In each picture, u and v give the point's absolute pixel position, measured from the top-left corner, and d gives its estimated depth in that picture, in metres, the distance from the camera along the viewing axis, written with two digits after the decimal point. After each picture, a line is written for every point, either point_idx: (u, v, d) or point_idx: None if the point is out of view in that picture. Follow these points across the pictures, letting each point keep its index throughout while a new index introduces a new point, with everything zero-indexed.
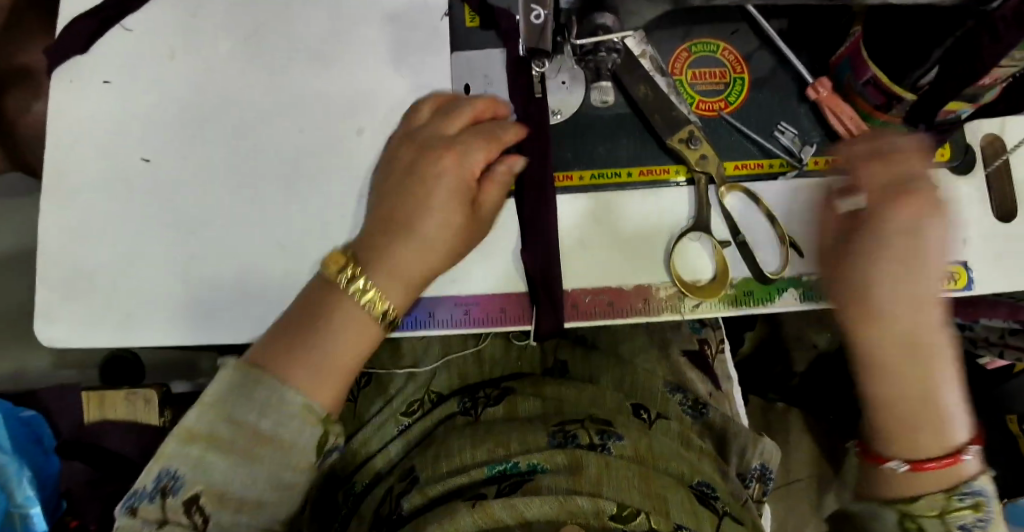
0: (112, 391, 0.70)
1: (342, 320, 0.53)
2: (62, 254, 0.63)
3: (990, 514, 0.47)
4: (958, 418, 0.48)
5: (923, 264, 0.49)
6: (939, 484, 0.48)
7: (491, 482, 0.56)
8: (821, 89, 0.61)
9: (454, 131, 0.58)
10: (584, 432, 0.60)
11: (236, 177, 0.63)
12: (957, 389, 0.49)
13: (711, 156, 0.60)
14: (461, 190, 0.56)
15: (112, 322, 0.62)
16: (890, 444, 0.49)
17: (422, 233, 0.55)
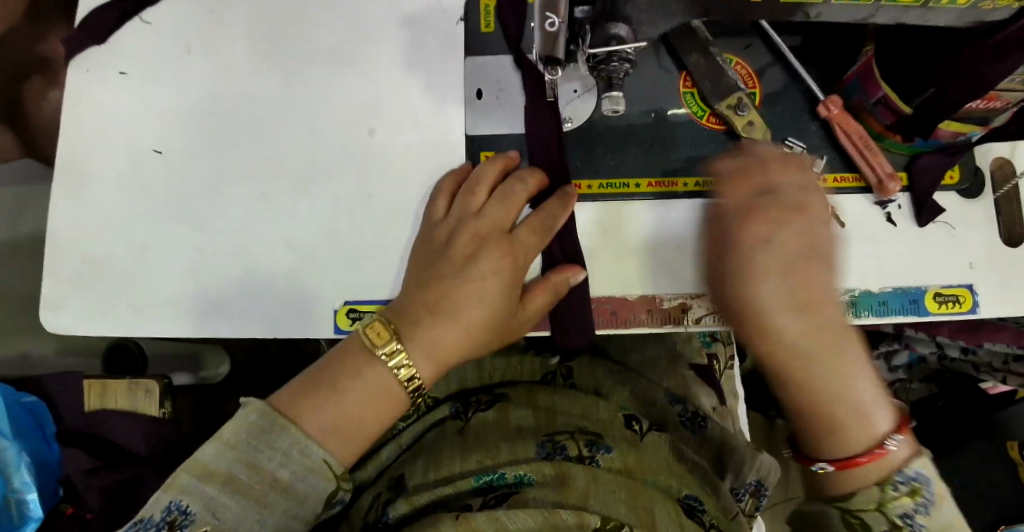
0: (113, 381, 0.72)
1: (379, 390, 0.52)
2: (72, 242, 0.63)
3: (931, 498, 0.45)
4: (875, 410, 0.49)
5: (809, 272, 0.51)
6: (874, 477, 0.47)
7: (479, 493, 0.56)
8: (832, 106, 0.61)
9: (508, 212, 0.57)
10: (573, 444, 0.61)
11: (247, 173, 0.63)
12: (868, 380, 0.50)
13: (758, 124, 0.60)
14: (509, 285, 0.56)
15: (119, 312, 0.62)
16: (823, 446, 0.50)
17: (465, 325, 0.55)
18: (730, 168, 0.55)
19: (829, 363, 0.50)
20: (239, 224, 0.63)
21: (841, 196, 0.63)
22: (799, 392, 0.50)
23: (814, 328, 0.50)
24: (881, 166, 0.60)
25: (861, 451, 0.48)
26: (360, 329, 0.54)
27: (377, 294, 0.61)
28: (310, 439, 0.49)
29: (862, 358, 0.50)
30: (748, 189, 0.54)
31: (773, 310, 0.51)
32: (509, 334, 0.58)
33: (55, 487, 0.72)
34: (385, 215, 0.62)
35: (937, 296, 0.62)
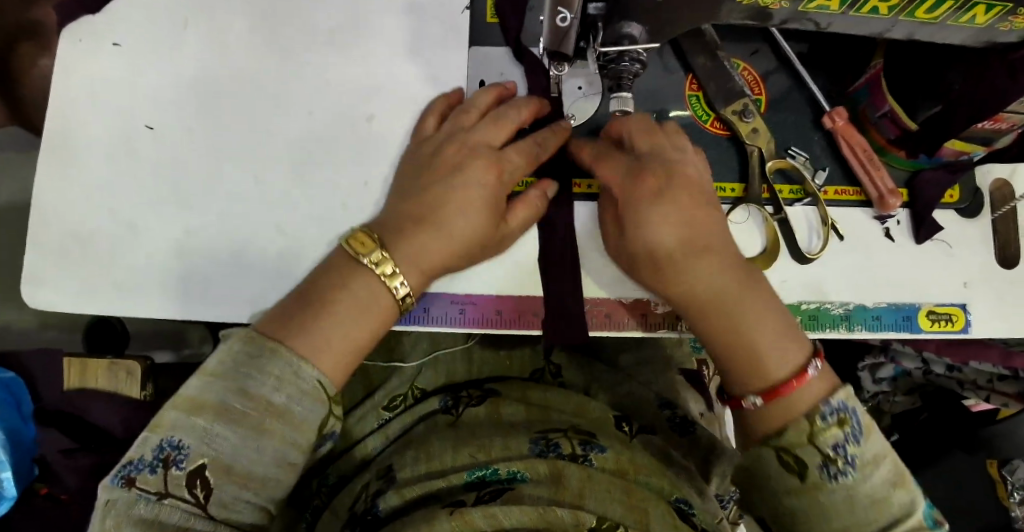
0: (94, 360, 0.69)
1: (361, 302, 0.50)
2: (59, 218, 0.62)
3: (859, 429, 0.47)
4: (784, 339, 0.51)
5: (690, 217, 0.52)
6: (796, 410, 0.48)
7: (471, 489, 0.55)
8: (837, 118, 0.61)
9: (503, 125, 0.56)
10: (566, 442, 0.60)
11: (241, 152, 0.62)
12: (773, 316, 0.51)
13: (762, 131, 0.60)
14: (498, 194, 0.54)
15: (102, 289, 0.61)
16: (747, 382, 0.51)
17: (452, 231, 0.53)
18: (595, 154, 0.56)
19: (747, 304, 0.51)
20: (231, 207, 0.61)
21: (841, 209, 0.62)
22: (725, 337, 0.52)
23: (712, 270, 0.52)
24: (881, 182, 0.60)
25: (781, 382, 0.49)
26: (343, 240, 0.52)
27: None
28: (298, 358, 0.47)
29: (771, 301, 0.52)
30: (619, 166, 0.54)
31: (683, 255, 0.52)
32: (492, 250, 0.56)
33: (31, 464, 0.71)
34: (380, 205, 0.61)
35: (930, 313, 0.62)
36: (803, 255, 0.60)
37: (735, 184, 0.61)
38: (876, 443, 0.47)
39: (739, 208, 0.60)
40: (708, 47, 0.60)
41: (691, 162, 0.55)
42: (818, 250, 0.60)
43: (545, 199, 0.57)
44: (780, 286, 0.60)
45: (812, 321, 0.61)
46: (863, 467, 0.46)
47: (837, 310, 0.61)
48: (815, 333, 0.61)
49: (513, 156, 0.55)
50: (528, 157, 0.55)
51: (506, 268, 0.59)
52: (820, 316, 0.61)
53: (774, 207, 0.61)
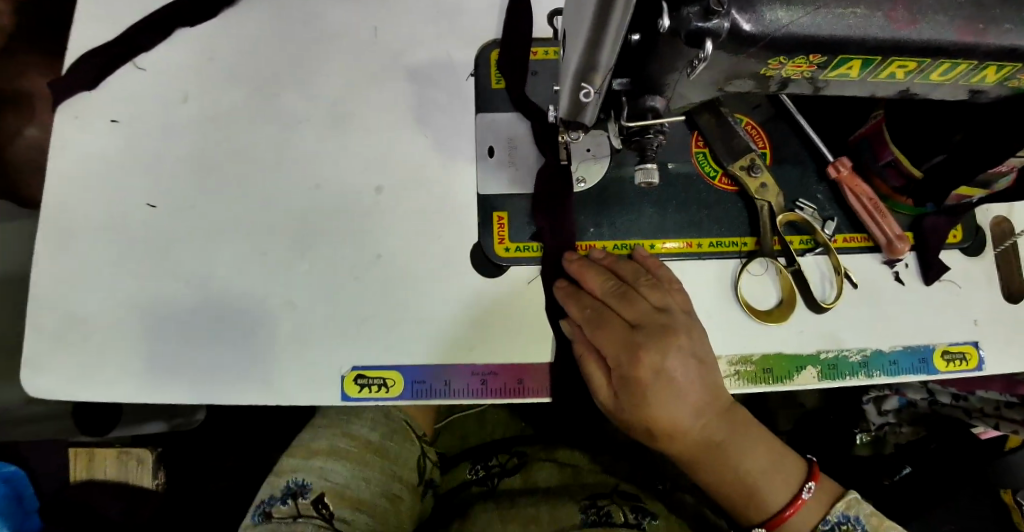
0: (103, 451, 0.77)
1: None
2: (64, 304, 0.60)
3: None
4: (768, 477, 0.55)
5: (651, 382, 0.51)
6: (807, 523, 0.55)
7: None
8: (841, 167, 0.61)
9: (612, 372, 0.53)
10: (617, 510, 0.63)
11: (244, 229, 0.60)
12: (757, 451, 0.55)
13: (772, 185, 0.59)
14: (642, 380, 0.51)
15: (107, 375, 0.59)
16: (751, 516, 0.56)
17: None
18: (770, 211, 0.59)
19: (726, 433, 0.54)
20: (236, 284, 0.59)
21: (850, 256, 0.63)
22: (722, 467, 0.54)
23: (677, 428, 0.52)
24: (890, 227, 0.61)
25: (783, 509, 0.54)
26: None
27: (385, 358, 0.57)
28: None
29: (761, 447, 0.55)
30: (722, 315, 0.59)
31: (679, 415, 0.52)
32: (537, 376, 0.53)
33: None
34: (395, 279, 0.58)
35: (945, 353, 0.63)
36: (818, 304, 0.59)
37: (746, 238, 0.61)
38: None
39: (753, 261, 0.60)
40: (711, 104, 0.61)
41: (679, 316, 0.53)
42: (834, 299, 0.60)
43: (567, 289, 0.56)
44: (799, 337, 0.60)
45: (832, 369, 0.60)
46: None
47: (855, 357, 0.61)
48: (835, 383, 0.60)
49: (573, 330, 0.55)
50: (622, 343, 0.52)
51: (524, 332, 0.58)
52: (839, 364, 0.60)
53: (786, 259, 0.60)
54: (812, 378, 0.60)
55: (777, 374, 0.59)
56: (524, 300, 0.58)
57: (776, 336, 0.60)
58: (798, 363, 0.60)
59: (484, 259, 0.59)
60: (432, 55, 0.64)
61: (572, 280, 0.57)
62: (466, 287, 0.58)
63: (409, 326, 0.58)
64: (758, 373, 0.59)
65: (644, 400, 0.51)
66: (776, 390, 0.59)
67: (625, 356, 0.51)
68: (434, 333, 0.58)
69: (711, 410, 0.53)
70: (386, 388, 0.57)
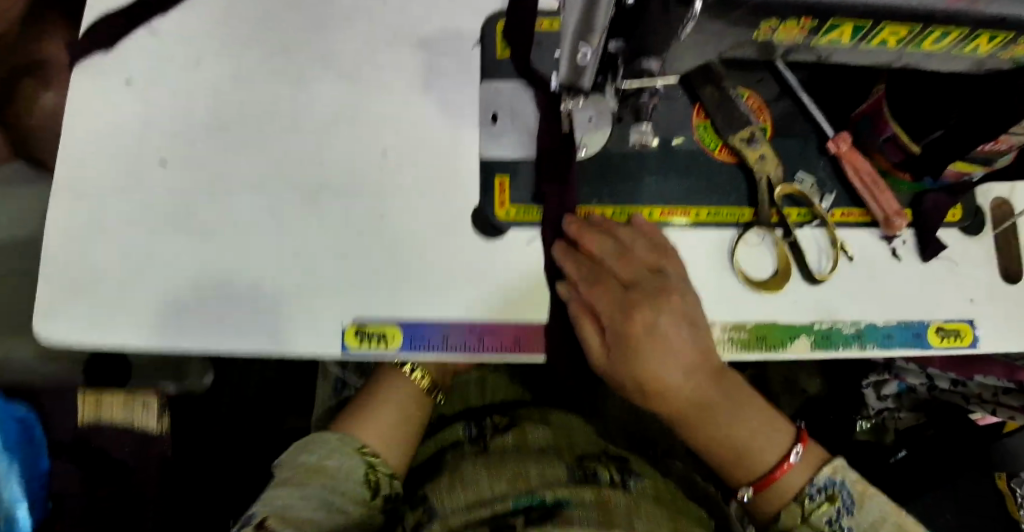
0: (109, 395, 0.78)
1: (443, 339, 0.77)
2: (77, 256, 0.62)
3: (846, 501, 0.55)
4: (759, 437, 0.56)
5: (645, 338, 0.52)
6: (791, 492, 0.56)
7: (519, 512, 0.59)
8: (841, 144, 0.62)
9: (605, 330, 0.54)
10: (605, 471, 0.66)
11: (253, 187, 0.62)
12: (747, 411, 0.56)
13: (770, 157, 0.60)
14: (636, 337, 0.53)
15: (121, 323, 0.60)
16: (744, 478, 0.57)
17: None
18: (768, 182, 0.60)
19: (718, 393, 0.55)
20: (244, 241, 0.61)
21: (848, 231, 0.63)
22: (714, 426, 0.56)
23: (670, 386, 0.53)
24: (887, 203, 0.61)
25: (774, 467, 0.56)
26: None
27: (386, 314, 0.59)
28: None
29: (753, 409, 0.57)
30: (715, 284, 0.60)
31: (673, 373, 0.53)
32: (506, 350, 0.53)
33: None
34: (398, 239, 0.60)
35: (939, 329, 0.64)
36: (811, 276, 0.61)
37: (744, 209, 0.61)
38: (868, 512, 0.55)
39: (750, 231, 0.61)
40: (713, 77, 0.62)
41: (673, 276, 0.55)
42: (828, 271, 0.61)
43: (564, 249, 0.57)
44: (794, 306, 0.61)
45: (826, 338, 0.61)
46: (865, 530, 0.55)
47: (848, 329, 0.62)
48: (828, 352, 0.61)
49: (566, 292, 0.56)
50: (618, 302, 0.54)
51: (522, 293, 0.59)
52: (833, 335, 0.61)
53: (783, 230, 0.61)
54: (805, 348, 0.61)
55: (771, 341, 0.60)
56: (522, 262, 0.60)
57: (769, 306, 0.61)
58: (791, 332, 0.60)
59: (484, 220, 0.60)
60: (441, 24, 0.65)
61: (567, 240, 0.58)
62: (467, 248, 0.60)
63: (411, 284, 0.59)
64: (752, 340, 0.60)
65: (639, 356, 0.53)
66: (769, 358, 0.60)
67: (620, 310, 0.53)
68: (434, 292, 0.59)
69: (703, 370, 0.54)
70: (385, 342, 0.58)
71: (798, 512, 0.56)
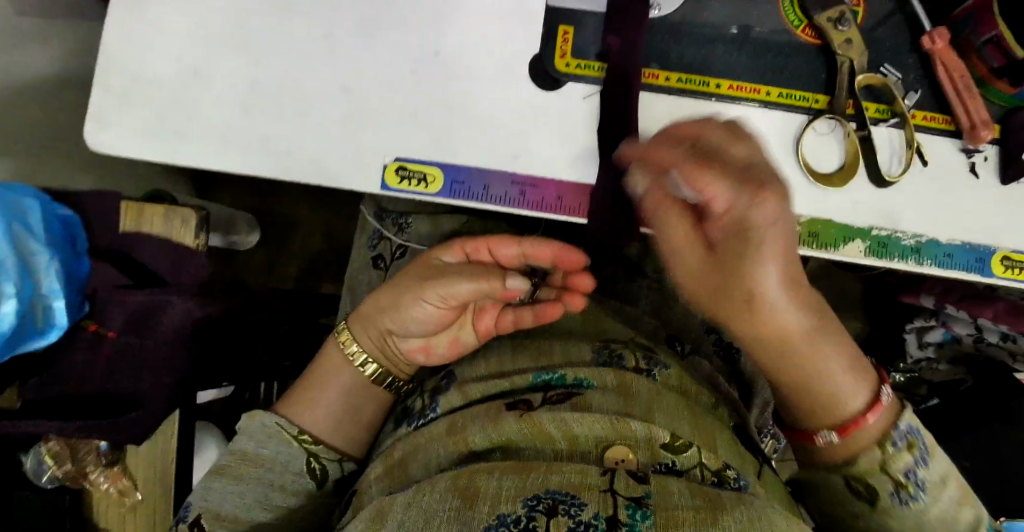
0: (151, 204, 0.68)
1: (388, 299, 0.60)
2: (126, 60, 0.59)
3: (925, 450, 0.48)
4: (846, 393, 0.48)
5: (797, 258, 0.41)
6: (877, 435, 0.48)
7: (536, 389, 0.54)
8: (937, 39, 0.57)
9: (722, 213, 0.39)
10: (630, 355, 0.58)
11: (310, 9, 0.60)
12: (848, 373, 0.48)
13: (857, 42, 0.56)
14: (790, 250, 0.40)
15: (168, 136, 0.59)
16: (810, 424, 0.50)
17: (427, 259, 0.59)
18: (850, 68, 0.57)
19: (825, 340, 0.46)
20: (295, 62, 0.59)
21: (927, 136, 0.59)
22: (804, 370, 0.47)
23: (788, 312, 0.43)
24: (976, 111, 0.57)
25: (858, 413, 0.48)
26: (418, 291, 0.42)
27: (430, 154, 0.57)
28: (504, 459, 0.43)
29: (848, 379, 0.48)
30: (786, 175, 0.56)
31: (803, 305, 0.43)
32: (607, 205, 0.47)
33: (81, 301, 0.67)
34: (451, 78, 0.58)
35: (1005, 258, 0.59)
36: (882, 178, 0.57)
37: (819, 95, 0.58)
38: (939, 464, 0.49)
39: (820, 119, 0.57)
40: None
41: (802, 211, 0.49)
42: (899, 173, 0.57)
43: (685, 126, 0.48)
44: (853, 207, 0.57)
45: (882, 247, 0.58)
46: (934, 488, 0.48)
47: (907, 241, 0.58)
48: (882, 261, 0.58)
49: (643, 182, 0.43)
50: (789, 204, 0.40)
51: (571, 149, 0.57)
52: (890, 245, 0.58)
53: (857, 124, 0.57)
54: (858, 252, 0.58)
55: (823, 241, 0.57)
56: (575, 118, 0.58)
57: (828, 203, 0.57)
58: (846, 234, 0.57)
59: (543, 70, 0.58)
60: None
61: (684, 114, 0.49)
62: (522, 96, 0.58)
63: (459, 126, 0.58)
64: (803, 235, 0.57)
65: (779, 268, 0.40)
66: (819, 256, 0.57)
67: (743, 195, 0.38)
68: (482, 138, 0.57)
69: (804, 291, 0.44)
70: (426, 183, 0.57)
71: (874, 459, 0.48)
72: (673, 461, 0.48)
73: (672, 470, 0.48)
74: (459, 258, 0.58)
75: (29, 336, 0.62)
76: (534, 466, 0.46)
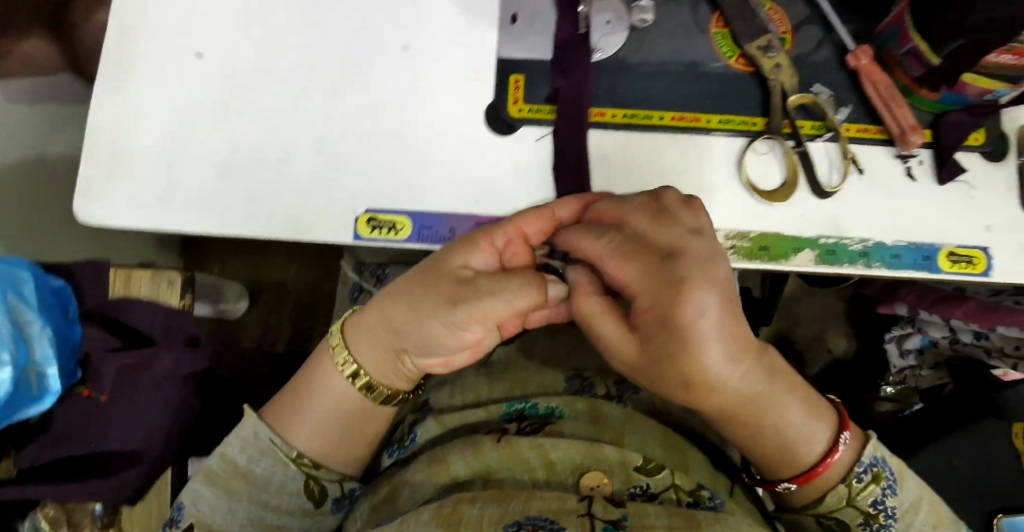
0: (138, 270, 0.72)
1: (402, 313, 0.53)
2: (109, 136, 0.63)
3: (891, 481, 0.54)
4: (810, 433, 0.54)
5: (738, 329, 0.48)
6: (840, 476, 0.54)
7: (511, 420, 0.57)
8: (861, 56, 0.62)
9: (646, 313, 0.47)
10: (601, 382, 0.61)
11: (278, 78, 0.64)
12: (812, 426, 0.54)
13: (786, 67, 0.61)
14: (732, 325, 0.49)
15: (152, 202, 0.62)
16: (779, 471, 0.55)
17: (448, 264, 0.52)
18: (784, 91, 0.61)
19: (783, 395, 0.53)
20: (268, 127, 0.63)
21: (863, 146, 0.63)
22: (767, 428, 0.53)
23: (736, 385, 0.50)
24: (904, 118, 0.61)
25: (816, 462, 0.54)
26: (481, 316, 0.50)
27: (398, 203, 0.61)
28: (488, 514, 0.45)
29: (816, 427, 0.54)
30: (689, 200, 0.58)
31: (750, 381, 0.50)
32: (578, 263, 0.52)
33: (74, 367, 0.70)
34: (413, 131, 0.62)
35: (951, 254, 0.62)
36: (820, 188, 0.61)
37: (757, 118, 0.62)
38: (908, 491, 0.54)
39: (760, 140, 0.61)
40: None
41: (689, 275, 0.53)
42: (838, 184, 0.61)
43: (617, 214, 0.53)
44: (799, 219, 0.61)
45: (831, 255, 0.61)
46: (903, 516, 0.54)
47: (855, 246, 0.61)
48: (833, 268, 0.61)
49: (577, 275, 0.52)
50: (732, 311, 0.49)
51: (530, 187, 0.61)
52: (838, 251, 0.61)
53: (795, 141, 0.61)
54: (809, 261, 0.61)
55: (775, 253, 0.60)
56: (531, 157, 0.61)
57: (771, 217, 0.61)
58: (795, 245, 0.60)
59: (497, 117, 0.62)
60: None
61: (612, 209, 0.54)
62: (482, 143, 0.62)
63: (423, 175, 0.61)
64: (755, 249, 0.60)
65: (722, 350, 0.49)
66: (773, 268, 0.60)
67: (666, 293, 0.46)
68: (445, 184, 0.61)
69: (748, 358, 0.50)
70: (395, 231, 0.61)
71: (843, 495, 0.54)
72: (647, 483, 0.51)
73: (646, 493, 0.51)
74: (486, 259, 0.52)
75: (25, 403, 0.63)
76: (514, 493, 0.49)
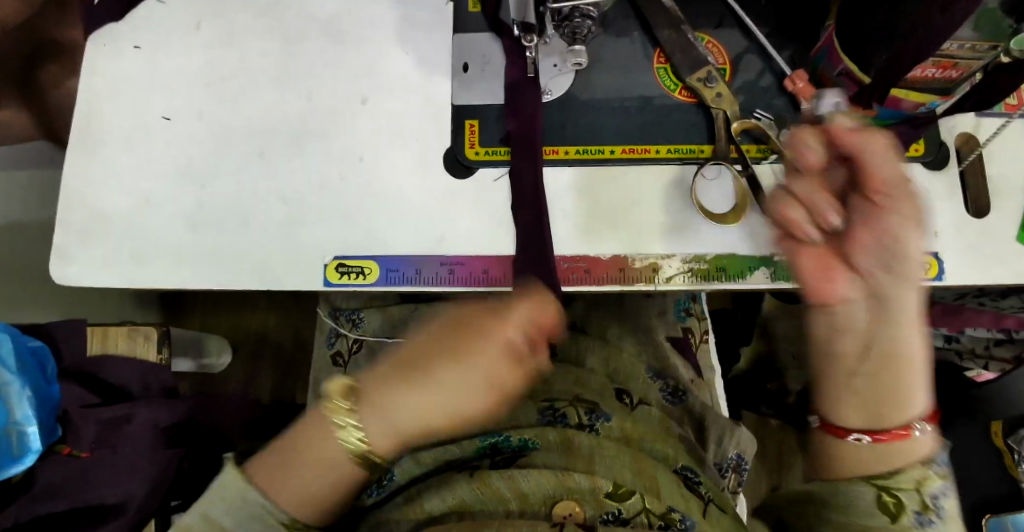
0: (115, 328, 0.77)
1: (442, 422, 0.51)
2: (83, 202, 0.66)
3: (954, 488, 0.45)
4: (919, 390, 0.48)
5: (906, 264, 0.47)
6: (909, 459, 0.46)
7: (484, 456, 0.58)
8: (797, 81, 0.64)
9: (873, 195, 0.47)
10: (573, 411, 0.62)
11: (244, 136, 0.67)
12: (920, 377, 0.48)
13: (727, 95, 0.64)
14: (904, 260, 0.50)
15: (127, 262, 0.64)
16: (874, 421, 0.47)
17: (489, 359, 0.51)
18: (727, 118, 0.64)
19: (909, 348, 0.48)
20: (237, 184, 0.65)
21: None
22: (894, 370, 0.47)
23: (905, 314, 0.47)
24: None
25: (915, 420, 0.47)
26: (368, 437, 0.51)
27: (365, 249, 0.63)
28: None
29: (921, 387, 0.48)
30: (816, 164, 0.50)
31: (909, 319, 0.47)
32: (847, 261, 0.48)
33: (54, 424, 0.69)
34: (376, 178, 0.65)
35: None
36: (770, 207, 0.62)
37: (704, 145, 0.64)
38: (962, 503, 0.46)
39: (709, 165, 0.64)
40: (672, 23, 0.66)
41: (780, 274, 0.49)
42: None
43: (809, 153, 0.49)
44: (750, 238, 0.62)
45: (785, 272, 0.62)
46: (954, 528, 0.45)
47: None
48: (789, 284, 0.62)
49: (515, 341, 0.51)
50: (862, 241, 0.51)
51: (491, 225, 0.63)
52: None
53: (742, 165, 0.64)
54: (764, 278, 0.62)
55: (730, 273, 0.62)
56: (490, 196, 0.64)
57: (723, 240, 0.62)
58: (750, 264, 0.62)
59: (456, 160, 0.65)
60: None
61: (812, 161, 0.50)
62: (443, 187, 0.64)
63: (388, 220, 0.64)
64: (711, 271, 0.62)
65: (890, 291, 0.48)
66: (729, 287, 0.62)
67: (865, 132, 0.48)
68: (410, 228, 0.63)
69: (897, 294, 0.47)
70: (364, 275, 0.62)
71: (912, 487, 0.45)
72: (619, 509, 0.52)
73: (618, 518, 0.52)
74: (500, 342, 0.51)
75: (5, 463, 0.63)
76: (487, 523, 0.50)
